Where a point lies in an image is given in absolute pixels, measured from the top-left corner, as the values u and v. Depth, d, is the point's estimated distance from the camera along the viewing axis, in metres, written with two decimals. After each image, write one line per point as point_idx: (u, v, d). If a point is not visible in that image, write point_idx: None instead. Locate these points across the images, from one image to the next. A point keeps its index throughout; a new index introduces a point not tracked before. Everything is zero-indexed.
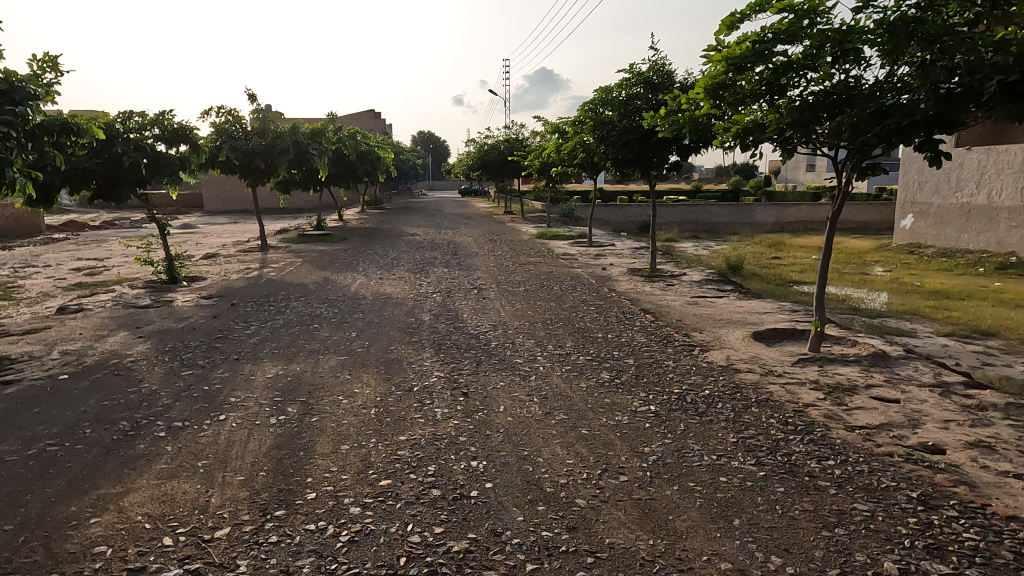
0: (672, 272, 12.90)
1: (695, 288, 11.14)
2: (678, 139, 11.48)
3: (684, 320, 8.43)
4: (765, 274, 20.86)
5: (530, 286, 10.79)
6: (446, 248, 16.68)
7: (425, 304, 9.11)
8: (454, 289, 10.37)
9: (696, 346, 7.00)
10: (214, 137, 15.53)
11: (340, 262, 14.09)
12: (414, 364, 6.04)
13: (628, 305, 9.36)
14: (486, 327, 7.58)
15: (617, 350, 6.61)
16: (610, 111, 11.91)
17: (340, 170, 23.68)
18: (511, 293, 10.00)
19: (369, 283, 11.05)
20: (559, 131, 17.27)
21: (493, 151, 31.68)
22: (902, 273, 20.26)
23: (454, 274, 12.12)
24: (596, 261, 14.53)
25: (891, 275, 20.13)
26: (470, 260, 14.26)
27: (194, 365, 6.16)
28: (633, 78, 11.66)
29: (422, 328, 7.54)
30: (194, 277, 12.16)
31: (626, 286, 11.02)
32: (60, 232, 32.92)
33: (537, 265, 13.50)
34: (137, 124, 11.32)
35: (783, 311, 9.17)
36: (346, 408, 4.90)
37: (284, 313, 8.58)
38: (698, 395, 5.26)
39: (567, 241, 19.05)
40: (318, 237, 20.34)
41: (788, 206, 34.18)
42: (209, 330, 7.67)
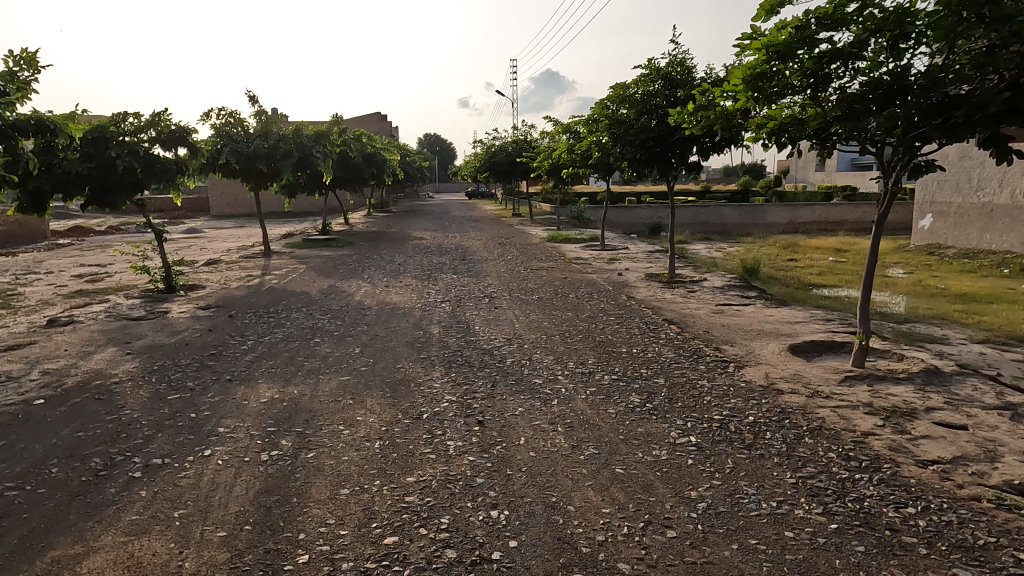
0: (692, 277, 12.30)
1: (719, 295, 10.54)
2: (699, 138, 10.94)
3: (712, 331, 7.84)
4: (782, 278, 20.25)
5: (544, 293, 10.24)
6: (454, 253, 16.16)
7: (433, 314, 8.56)
8: (464, 297, 9.81)
9: (730, 362, 6.41)
10: (214, 139, 15.10)
11: (345, 269, 13.58)
12: (422, 386, 5.48)
13: (650, 314, 8.79)
14: (500, 341, 7.04)
15: (645, 368, 6.04)
16: (627, 108, 11.37)
17: (346, 173, 23.24)
18: (525, 301, 9.46)
19: (374, 292, 10.52)
20: (570, 130, 16.73)
21: (501, 152, 31.17)
22: (924, 275, 19.57)
23: (464, 281, 11.59)
24: (611, 266, 13.96)
25: (913, 277, 19.46)
26: (480, 265, 13.72)
27: (181, 387, 5.63)
28: (651, 73, 11.14)
29: (431, 342, 6.99)
30: (192, 286, 11.67)
31: (646, 294, 10.44)
32: (64, 238, 32.68)
33: (550, 271, 12.95)
34: (132, 126, 10.85)
35: (816, 320, 8.56)
36: (347, 440, 4.34)
37: (284, 326, 8.05)
38: (742, 422, 4.68)
39: (578, 245, 18.51)
40: (323, 242, 19.89)
41: (802, 207, 33.50)
42: (203, 346, 7.15)
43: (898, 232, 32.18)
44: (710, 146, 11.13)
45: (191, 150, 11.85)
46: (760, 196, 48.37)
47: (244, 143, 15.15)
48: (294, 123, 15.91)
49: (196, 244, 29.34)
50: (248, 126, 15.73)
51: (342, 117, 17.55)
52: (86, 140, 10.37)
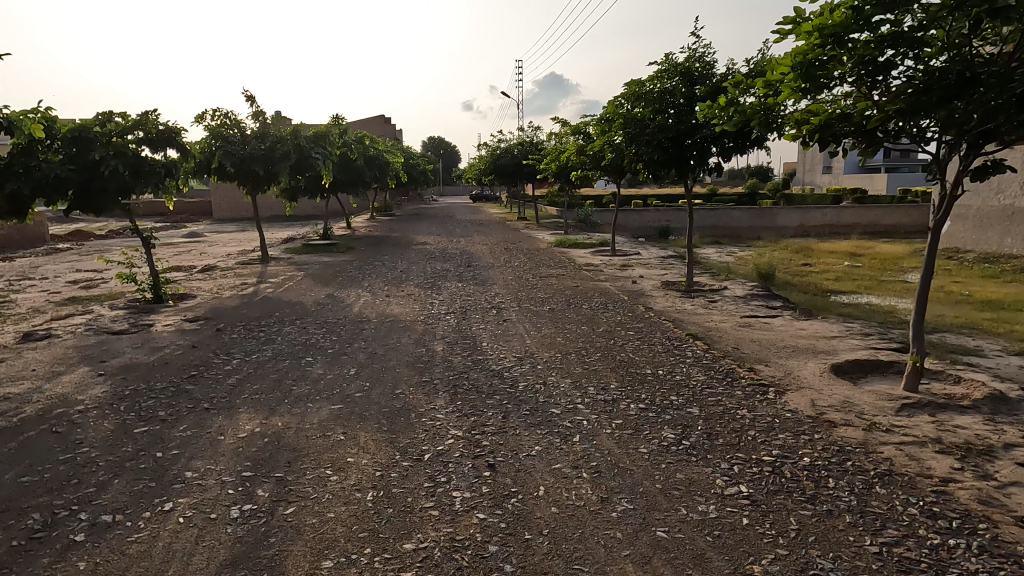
0: (710, 285, 11.61)
1: (742, 306, 9.84)
2: (720, 138, 10.31)
3: (742, 348, 7.15)
4: (798, 284, 19.55)
5: (555, 304, 9.58)
6: (459, 259, 15.51)
7: (437, 328, 7.89)
8: (470, 309, 9.15)
9: (769, 386, 5.72)
10: (208, 141, 14.50)
11: (344, 276, 12.95)
12: (423, 417, 4.82)
13: (672, 328, 8.11)
14: (511, 360, 6.39)
15: (675, 395, 5.36)
16: (643, 106, 10.71)
17: (347, 176, 22.64)
18: (535, 314, 8.80)
19: (374, 302, 9.87)
20: (580, 132, 16.10)
21: (506, 155, 30.53)
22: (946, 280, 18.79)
23: (469, 290, 10.95)
24: (623, 273, 13.29)
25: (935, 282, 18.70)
26: (486, 272, 13.07)
27: (151, 417, 4.98)
28: (669, 69, 10.54)
29: (434, 363, 6.34)
30: (182, 296, 11.06)
31: (664, 304, 9.76)
32: (63, 242, 32.17)
33: (559, 278, 12.28)
34: (118, 126, 10.21)
35: (854, 335, 7.86)
36: (333, 491, 3.67)
37: (275, 342, 7.39)
38: (797, 466, 3.99)
39: (587, 250, 17.86)
40: (324, 247, 19.26)
41: (813, 210, 32.79)
42: (183, 366, 6.50)
43: (913, 236, 31.40)
44: (732, 146, 10.50)
45: (181, 152, 11.19)
46: (768, 198, 47.62)
47: (240, 146, 14.56)
48: (293, 124, 15.34)
49: (196, 249, 28.78)
50: (246, 128, 15.18)
51: (344, 120, 16.98)
52: (69, 141, 9.69)
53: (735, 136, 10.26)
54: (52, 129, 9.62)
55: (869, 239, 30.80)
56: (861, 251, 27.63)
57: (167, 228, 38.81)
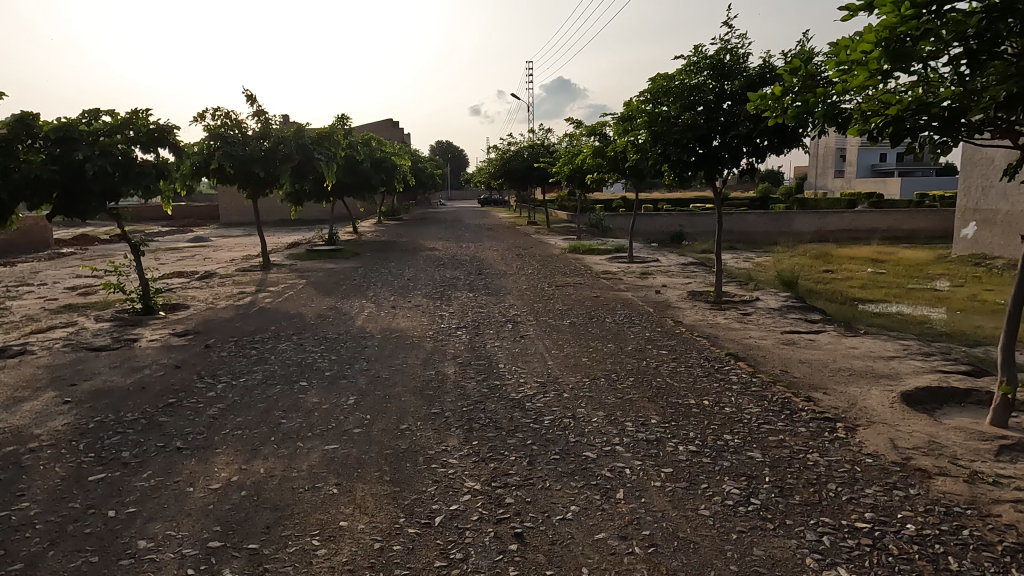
0: (741, 296, 10.80)
1: (779, 320, 9.01)
2: (753, 135, 9.53)
3: (792, 371, 6.32)
4: (823, 292, 18.69)
5: (576, 317, 8.78)
6: (470, 266, 14.75)
7: (446, 345, 7.11)
8: (482, 323, 8.36)
9: (835, 421, 4.90)
10: (207, 142, 13.84)
11: (348, 285, 12.19)
12: (434, 463, 4.03)
13: (709, 346, 7.30)
14: (532, 387, 5.61)
15: (729, 434, 4.55)
16: (669, 101, 9.94)
17: (353, 179, 21.95)
18: (555, 329, 8.02)
19: (378, 314, 9.09)
20: (597, 133, 15.34)
21: (516, 159, 29.75)
22: (965, 295, 18.66)
23: (481, 301, 10.18)
24: (644, 282, 12.49)
25: (951, 296, 18.71)
26: (498, 281, 12.29)
27: (111, 460, 4.21)
28: (700, 62, 9.77)
29: (445, 390, 5.56)
30: (174, 306, 10.34)
31: (695, 318, 8.95)
32: (66, 247, 31.63)
33: (578, 288, 11.49)
34: (107, 126, 9.48)
35: (913, 356, 7.03)
36: (320, 573, 2.89)
37: (266, 362, 6.62)
38: (902, 538, 3.18)
39: (603, 257, 17.07)
40: (329, 253, 18.57)
41: (831, 214, 31.85)
42: (161, 391, 5.74)
43: (934, 242, 30.39)
44: (767, 146, 9.71)
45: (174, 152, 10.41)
46: (781, 202, 46.61)
47: (239, 146, 13.84)
48: (295, 124, 14.61)
49: (199, 254, 28.15)
50: (247, 129, 14.49)
51: (350, 121, 16.27)
52: (52, 140, 8.92)
53: (772, 135, 9.47)
54: (33, 128, 8.83)
55: (890, 244, 29.85)
56: (883, 257, 26.66)
57: (171, 233, 38.25)
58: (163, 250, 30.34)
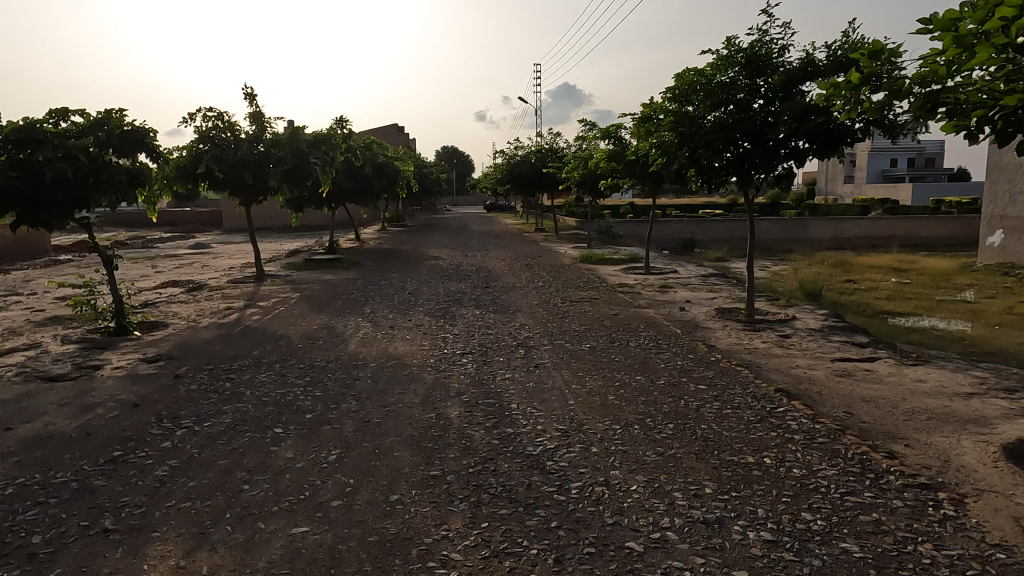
0: (774, 314, 9.82)
1: (824, 344, 8.01)
2: (792, 136, 8.57)
3: (858, 415, 5.33)
4: (848, 304, 17.66)
5: (597, 341, 7.82)
6: (476, 277, 13.83)
7: (450, 379, 6.15)
8: (490, 349, 7.39)
9: (935, 490, 3.90)
10: (196, 144, 13.02)
11: (344, 300, 11.27)
12: (432, 561, 3.07)
13: (753, 379, 6.32)
14: (552, 437, 4.66)
15: (807, 512, 3.57)
16: (699, 98, 9.00)
17: (354, 184, 21.08)
18: (574, 356, 7.07)
19: (374, 336, 8.15)
20: (612, 136, 14.43)
21: (525, 163, 28.92)
22: (1000, 308, 17.57)
23: (489, 319, 9.23)
24: (666, 297, 11.51)
25: (984, 309, 17.62)
26: (506, 296, 11.34)
27: (15, 550, 3.26)
28: (737, 55, 8.79)
29: (447, 441, 4.61)
30: (153, 325, 9.41)
31: (730, 342, 7.97)
32: (65, 254, 30.83)
33: (595, 304, 10.53)
34: (75, 128, 8.57)
35: (993, 392, 6.02)
36: None
37: (240, 400, 5.67)
38: None
39: (617, 267, 16.10)
40: (327, 263, 17.69)
41: (847, 221, 30.77)
42: (109, 439, 4.80)
43: (955, 250, 29.32)
44: (807, 149, 8.74)
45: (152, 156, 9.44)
46: (793, 208, 45.51)
47: (231, 149, 13.03)
48: (291, 127, 13.71)
49: (197, 262, 27.23)
50: (241, 131, 13.63)
51: (349, 124, 15.41)
52: (13, 141, 8.06)
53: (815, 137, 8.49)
54: None
55: (910, 252, 28.77)
56: (905, 266, 25.60)
57: (171, 240, 37.38)
58: (160, 258, 29.47)
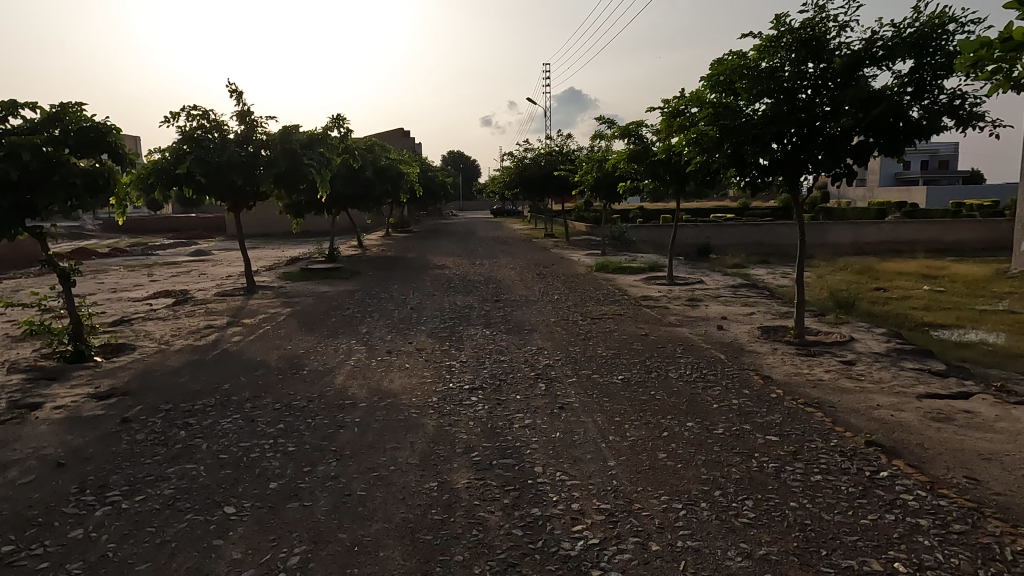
0: (828, 334, 8.59)
1: (898, 372, 6.78)
2: (854, 131, 7.27)
3: (985, 482, 4.10)
4: (883, 315, 16.36)
5: (630, 371, 6.61)
6: (484, 290, 12.66)
7: (456, 428, 4.95)
8: (503, 382, 6.19)
9: None
10: (178, 146, 11.91)
11: (338, 317, 10.10)
12: None
13: (833, 426, 5.09)
14: (594, 524, 3.45)
15: None
16: (743, 87, 7.69)
17: (354, 188, 19.99)
18: (605, 392, 5.87)
19: (367, 365, 6.97)
20: (632, 135, 13.29)
21: (534, 167, 27.75)
22: None
23: (499, 341, 8.04)
24: (698, 312, 10.29)
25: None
26: (519, 312, 10.15)
27: None
28: (786, 37, 7.50)
29: (453, 531, 3.40)
30: (119, 349, 8.26)
31: (787, 373, 6.74)
32: (61, 262, 29.83)
33: (620, 322, 9.32)
34: (24, 123, 7.36)
35: None
36: None
37: (193, 458, 4.50)
38: None
39: (637, 277, 14.89)
40: (325, 272, 16.57)
41: (868, 224, 29.40)
42: (7, 522, 3.63)
43: (982, 254, 27.89)
44: (871, 145, 7.44)
45: (115, 158, 8.07)
46: (808, 211, 44.15)
47: (216, 151, 11.95)
48: (282, 126, 12.56)
49: (195, 270, 26.21)
50: (229, 131, 12.56)
51: (347, 122, 14.23)
52: None
53: (882, 131, 7.18)
54: None
55: (936, 257, 27.39)
56: (935, 272, 24.28)
57: (173, 247, 36.36)
58: (158, 266, 28.42)
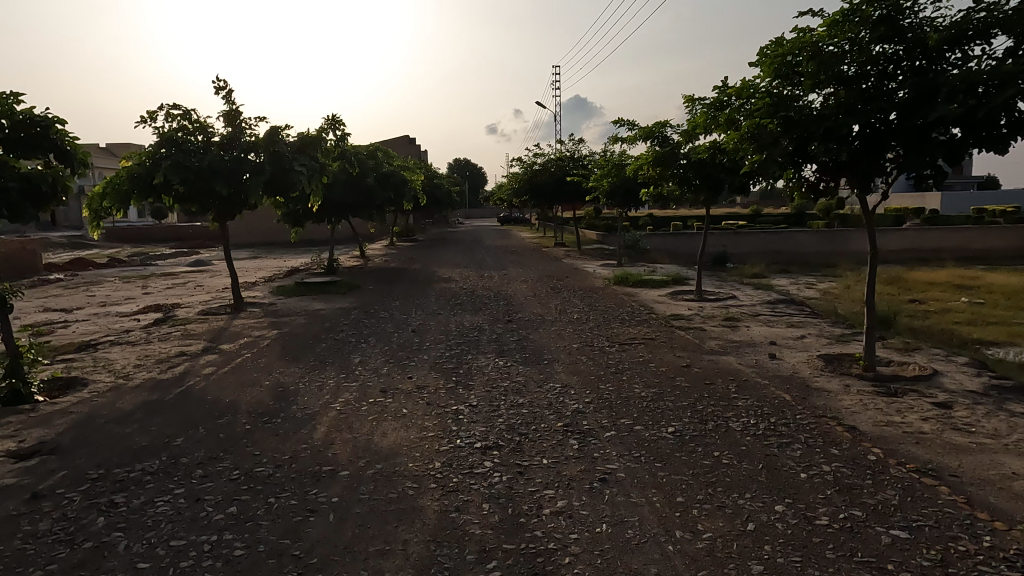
0: (903, 365, 7.26)
1: (1013, 421, 5.45)
2: (942, 124, 5.86)
3: None
4: (927, 331, 14.95)
5: (680, 422, 5.30)
6: (494, 308, 11.40)
7: (466, 517, 3.67)
8: (525, 438, 4.90)
9: None
10: (156, 149, 10.71)
11: (330, 342, 8.84)
12: None
13: (972, 511, 3.78)
14: None
15: None
16: (805, 71, 6.42)
17: (355, 196, 18.86)
18: (656, 454, 4.58)
19: (356, 411, 5.71)
20: (658, 135, 12.04)
21: (544, 173, 26.57)
22: None
23: (514, 376, 6.75)
24: (741, 336, 8.94)
25: None
26: (535, 336, 8.85)
27: None
28: (858, 12, 6.20)
29: None
30: (69, 385, 6.98)
31: (876, 422, 5.41)
32: (57, 272, 28.64)
33: (655, 350, 8.01)
34: None
35: None
36: None
37: (101, 570, 3.22)
38: None
39: (661, 292, 13.58)
40: (321, 286, 15.36)
41: (892, 232, 28.01)
42: None
43: (1013, 262, 26.42)
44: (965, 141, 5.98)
45: (60, 155, 6.73)
46: (823, 216, 42.74)
47: (195, 155, 10.75)
48: (270, 128, 11.38)
49: (192, 282, 24.99)
50: (214, 133, 11.37)
51: (343, 124, 13.03)
52: None
53: (978, 125, 5.71)
54: None
55: (965, 266, 25.93)
56: (969, 282, 22.75)
57: (173, 257, 35.25)
58: (154, 277, 27.22)
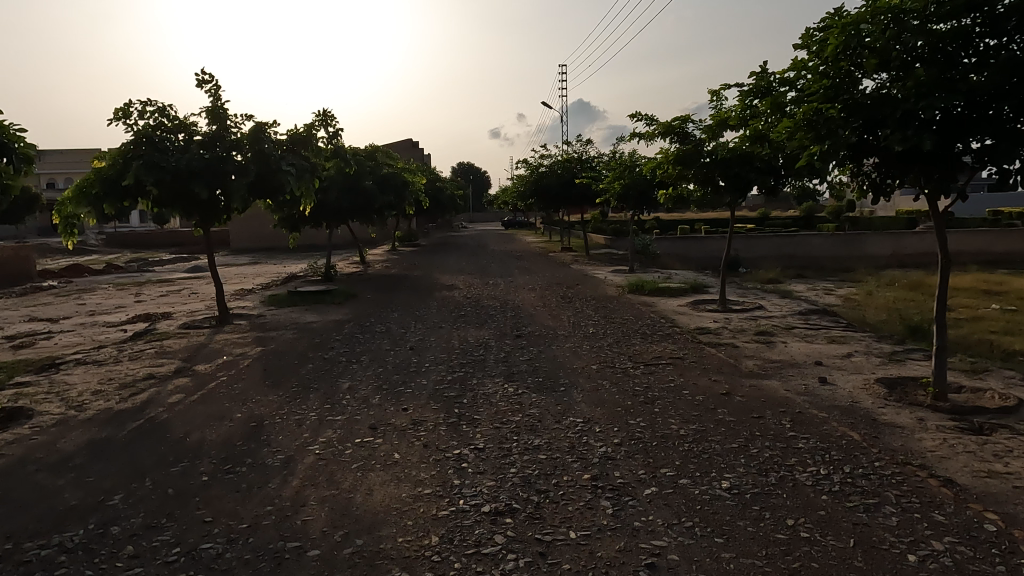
0: (978, 392, 6.25)
1: None
2: None
3: None
4: (964, 340, 13.91)
5: (735, 473, 4.29)
6: (501, 320, 10.40)
7: None
8: (545, 499, 3.90)
9: None
10: (128, 148, 9.80)
11: (317, 362, 7.84)
12: None
13: None
14: None
15: None
16: (875, 46, 5.45)
17: (353, 199, 17.92)
18: (716, 525, 3.57)
19: (337, 457, 4.71)
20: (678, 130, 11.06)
21: (550, 175, 25.61)
22: None
23: (526, 408, 5.75)
24: (781, 355, 7.92)
25: None
26: (547, 355, 7.84)
27: None
28: None
29: None
30: (9, 419, 5.98)
31: (974, 470, 4.40)
32: (49, 279, 27.73)
33: (687, 373, 6.99)
34: None
35: None
36: None
37: None
38: None
39: (680, 301, 12.59)
40: (316, 295, 14.41)
41: None
42: None
43: None
44: None
45: None
46: (834, 219, 41.68)
47: (172, 155, 9.83)
48: (256, 125, 10.43)
49: (186, 289, 24.02)
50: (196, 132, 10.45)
51: (336, 122, 12.10)
52: None
53: None
54: None
55: (988, 269, 24.86)
56: (996, 287, 21.66)
57: (170, 262, 34.31)
58: (149, 284, 26.24)
